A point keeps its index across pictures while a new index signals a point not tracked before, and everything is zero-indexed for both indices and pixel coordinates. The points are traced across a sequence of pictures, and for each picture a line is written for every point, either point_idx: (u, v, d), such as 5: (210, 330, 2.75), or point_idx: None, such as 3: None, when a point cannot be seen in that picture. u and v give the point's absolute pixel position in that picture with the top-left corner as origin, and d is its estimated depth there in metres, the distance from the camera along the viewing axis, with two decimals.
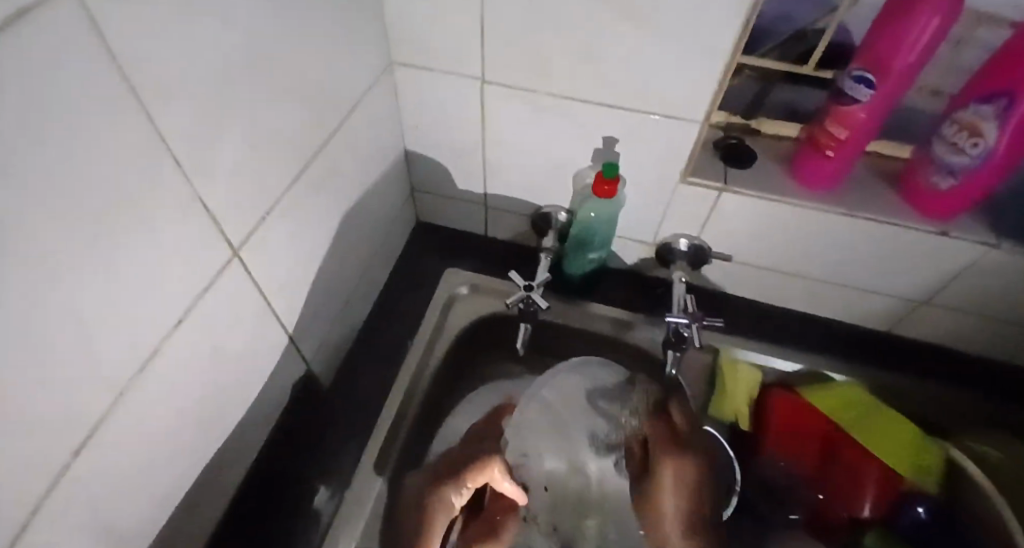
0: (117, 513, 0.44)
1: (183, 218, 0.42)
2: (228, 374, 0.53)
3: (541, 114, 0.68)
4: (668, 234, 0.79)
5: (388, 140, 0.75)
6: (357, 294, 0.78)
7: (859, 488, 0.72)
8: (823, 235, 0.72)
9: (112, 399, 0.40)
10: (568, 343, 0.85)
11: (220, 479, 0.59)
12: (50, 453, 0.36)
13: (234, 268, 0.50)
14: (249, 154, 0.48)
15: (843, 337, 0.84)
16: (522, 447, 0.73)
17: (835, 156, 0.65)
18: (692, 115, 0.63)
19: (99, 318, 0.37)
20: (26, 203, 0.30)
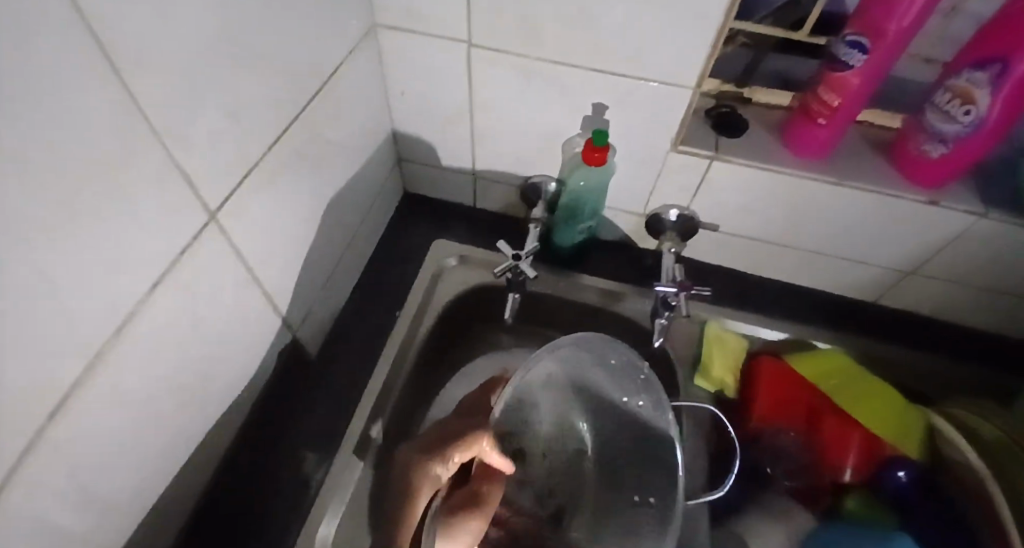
0: (98, 481, 0.43)
1: (159, 183, 0.41)
2: (210, 342, 0.52)
3: (530, 80, 0.67)
4: (658, 205, 0.78)
5: (373, 107, 0.73)
6: (343, 265, 0.77)
7: (842, 452, 0.73)
8: (814, 204, 0.71)
9: (87, 366, 0.39)
10: (557, 314, 0.85)
11: (205, 448, 0.58)
12: (23, 418, 0.35)
13: (213, 234, 0.48)
14: (228, 119, 0.47)
15: (829, 307, 0.84)
16: (520, 415, 0.69)
17: (827, 124, 0.64)
18: (685, 80, 0.61)
19: (71, 283, 0.36)
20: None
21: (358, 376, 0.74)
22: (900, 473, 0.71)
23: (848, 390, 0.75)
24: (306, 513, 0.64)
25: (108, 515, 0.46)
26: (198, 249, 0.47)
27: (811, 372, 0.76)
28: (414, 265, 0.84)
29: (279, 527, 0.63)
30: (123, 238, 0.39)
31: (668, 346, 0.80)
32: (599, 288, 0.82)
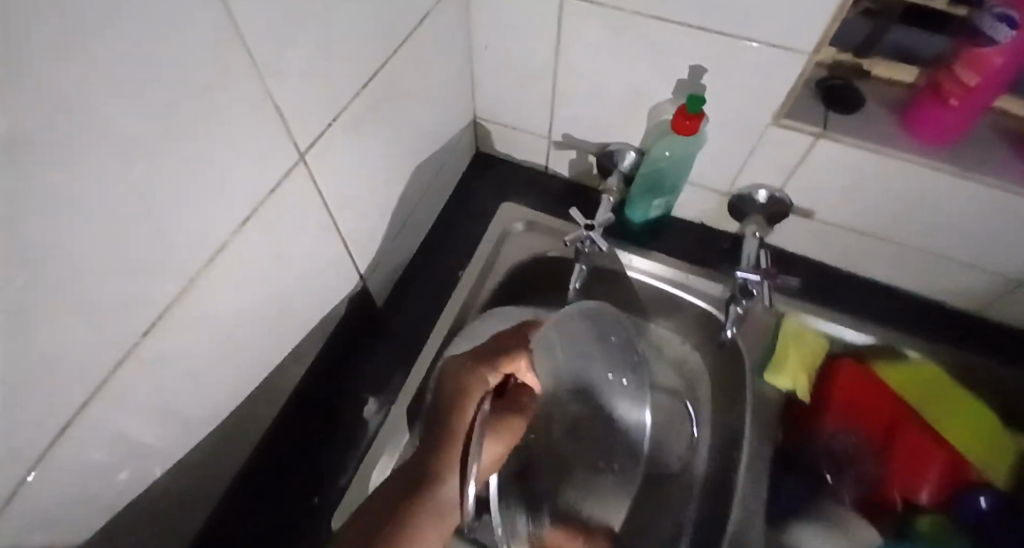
0: (178, 399, 0.45)
1: (253, 116, 0.41)
2: (290, 280, 0.53)
3: (623, 37, 0.62)
4: (747, 185, 0.73)
5: (455, 58, 0.70)
6: (413, 218, 0.76)
7: (921, 472, 0.68)
8: (927, 197, 0.64)
9: (182, 286, 0.40)
10: (623, 289, 0.82)
11: (274, 383, 0.60)
12: (119, 330, 0.36)
13: (300, 172, 0.48)
14: (320, 56, 0.45)
15: (924, 313, 0.77)
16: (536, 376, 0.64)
17: (958, 106, 0.58)
18: (800, 46, 0.55)
19: (169, 205, 0.36)
20: (97, 80, 0.28)
21: (422, 330, 0.74)
22: (981, 499, 0.65)
23: (938, 404, 0.68)
24: (362, 452, 0.66)
25: (185, 431, 0.48)
26: (287, 186, 0.47)
27: (900, 382, 0.70)
28: (482, 226, 0.83)
29: (336, 461, 0.65)
30: (216, 166, 0.39)
31: (739, 337, 0.75)
32: (676, 270, 0.78)
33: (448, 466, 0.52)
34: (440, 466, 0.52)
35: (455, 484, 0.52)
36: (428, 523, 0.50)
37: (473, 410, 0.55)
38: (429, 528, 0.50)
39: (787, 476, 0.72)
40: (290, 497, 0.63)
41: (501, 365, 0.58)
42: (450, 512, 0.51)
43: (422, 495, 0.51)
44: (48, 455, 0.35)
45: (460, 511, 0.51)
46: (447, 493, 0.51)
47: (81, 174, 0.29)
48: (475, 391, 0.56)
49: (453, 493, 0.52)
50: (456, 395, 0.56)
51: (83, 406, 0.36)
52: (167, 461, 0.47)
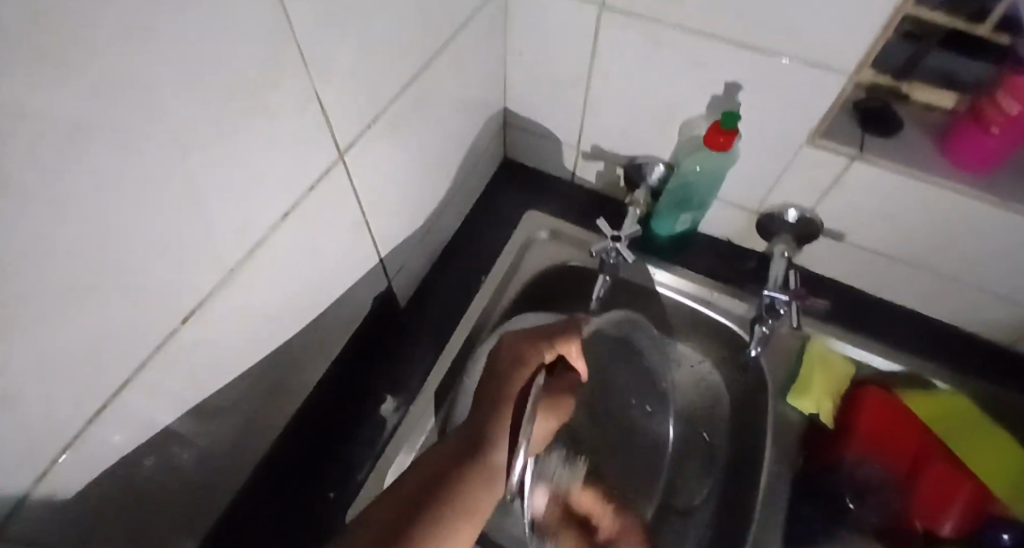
0: (206, 390, 0.45)
1: (300, 113, 0.41)
2: (321, 276, 0.54)
3: (661, 50, 0.62)
4: (777, 204, 0.73)
5: (491, 65, 0.71)
6: (440, 222, 0.77)
7: (945, 502, 0.66)
8: (963, 225, 0.63)
9: (221, 277, 0.41)
10: (645, 303, 0.82)
11: (298, 379, 0.61)
12: (159, 317, 0.37)
13: (338, 171, 0.49)
14: (365, 57, 0.46)
15: (954, 344, 0.75)
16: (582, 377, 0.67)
17: (999, 134, 0.56)
18: (840, 67, 0.55)
19: (216, 197, 0.37)
20: (160, 72, 0.29)
21: (443, 334, 0.75)
22: (1004, 534, 0.63)
23: (964, 435, 0.67)
24: (378, 453, 0.66)
25: (211, 421, 0.49)
26: (325, 184, 0.48)
27: (927, 411, 0.69)
28: (508, 233, 0.83)
29: (353, 461, 0.65)
30: (261, 160, 0.40)
31: (765, 358, 0.75)
32: (701, 286, 0.77)
33: (495, 432, 0.47)
34: (485, 434, 0.47)
35: (502, 450, 0.46)
36: (474, 488, 0.45)
37: (526, 380, 0.51)
38: (473, 493, 0.45)
39: (810, 499, 0.70)
40: (306, 494, 0.63)
41: (559, 342, 0.55)
42: (494, 479, 0.46)
43: (468, 460, 0.46)
44: (81, 437, 0.35)
45: (504, 478, 0.46)
46: (493, 460, 0.46)
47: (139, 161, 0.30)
48: (530, 363, 0.52)
49: (499, 460, 0.46)
50: (509, 366, 0.53)
51: (118, 390, 0.36)
52: (192, 449, 0.48)
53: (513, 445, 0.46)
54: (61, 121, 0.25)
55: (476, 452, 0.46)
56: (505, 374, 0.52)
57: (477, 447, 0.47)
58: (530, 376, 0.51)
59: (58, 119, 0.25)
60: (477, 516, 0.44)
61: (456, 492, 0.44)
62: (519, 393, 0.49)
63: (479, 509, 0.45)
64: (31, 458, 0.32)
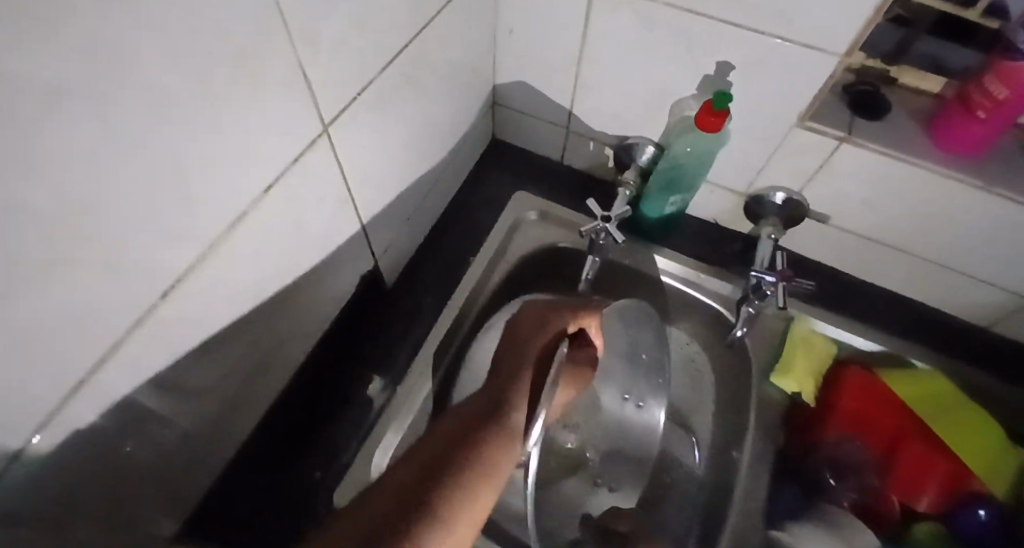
0: (186, 367, 0.45)
1: (283, 85, 0.40)
2: (305, 253, 0.53)
3: (653, 29, 0.61)
4: (764, 187, 0.73)
5: (480, 42, 0.70)
6: (427, 202, 0.76)
7: (923, 481, 0.68)
8: (945, 209, 0.64)
9: (201, 253, 0.40)
10: (632, 286, 0.82)
11: (283, 359, 0.60)
12: (136, 294, 0.36)
13: (322, 146, 0.48)
14: (351, 30, 0.45)
15: (933, 326, 0.77)
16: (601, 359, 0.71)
17: (985, 119, 0.57)
18: (833, 48, 0.55)
19: (195, 170, 0.36)
20: (135, 39, 0.28)
21: (430, 315, 0.74)
22: (980, 511, 0.65)
23: (946, 417, 0.69)
24: (366, 433, 0.66)
25: (193, 398, 0.48)
26: (309, 160, 0.47)
27: (908, 392, 0.70)
28: (496, 214, 0.83)
29: (341, 441, 0.65)
30: (243, 133, 0.38)
31: (749, 340, 0.76)
32: (689, 268, 0.77)
33: (516, 395, 0.48)
34: (508, 397, 0.48)
35: (522, 414, 0.47)
36: (494, 452, 0.44)
37: (550, 344, 0.54)
38: (494, 454, 0.44)
39: (791, 477, 0.72)
40: (293, 473, 0.63)
41: (580, 318, 0.56)
42: (514, 439, 0.45)
43: (489, 423, 0.46)
44: (59, 414, 0.35)
45: (522, 443, 0.45)
46: (513, 421, 0.46)
47: (115, 130, 0.29)
48: (553, 329, 0.55)
49: (520, 422, 0.47)
50: (537, 329, 0.56)
51: (98, 366, 0.36)
52: (175, 428, 0.48)
53: (534, 407, 0.47)
54: (41, 87, 0.24)
55: (496, 416, 0.47)
56: (528, 340, 0.55)
57: (497, 412, 0.47)
58: (551, 343, 0.54)
59: (35, 82, 0.24)
60: (497, 477, 0.44)
61: (479, 453, 0.44)
62: (541, 355, 0.53)
63: (497, 473, 0.43)
64: (7, 437, 0.32)
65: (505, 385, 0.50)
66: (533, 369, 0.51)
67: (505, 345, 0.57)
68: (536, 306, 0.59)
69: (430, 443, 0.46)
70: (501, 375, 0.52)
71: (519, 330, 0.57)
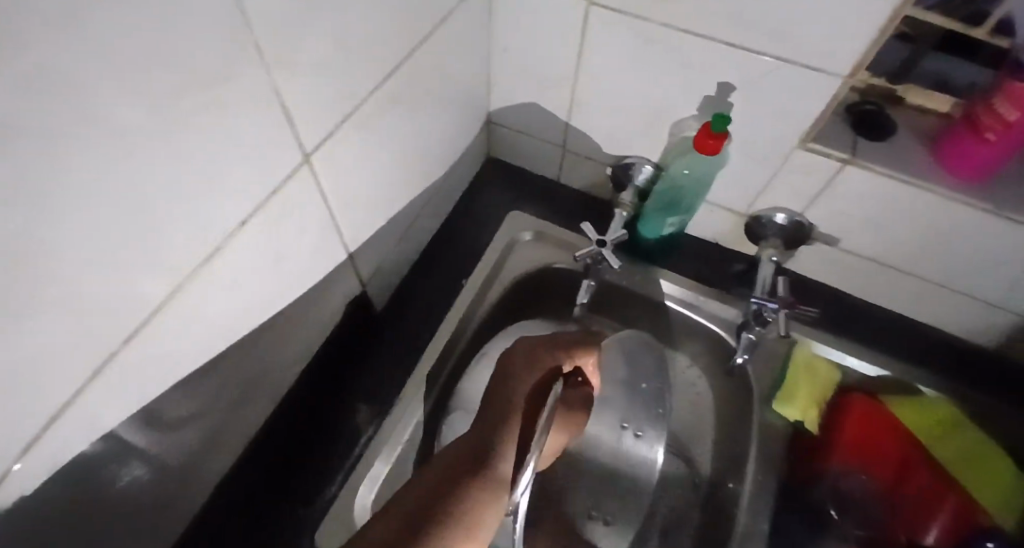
0: (161, 408, 0.43)
1: (258, 114, 0.38)
2: (287, 283, 0.51)
3: (649, 48, 0.60)
4: (765, 208, 0.71)
5: (473, 60, 0.68)
6: (418, 224, 0.74)
7: (929, 511, 0.65)
8: (952, 232, 0.62)
9: (169, 290, 0.38)
10: (630, 309, 0.80)
11: (266, 390, 0.58)
12: (96, 339, 0.34)
13: (303, 173, 0.46)
14: (335, 55, 0.43)
15: (939, 350, 0.74)
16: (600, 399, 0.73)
17: (995, 140, 0.54)
18: (835, 70, 0.53)
19: (157, 208, 0.34)
20: (84, 78, 0.26)
21: (421, 341, 0.72)
22: (989, 543, 0.60)
23: (950, 446, 0.67)
24: (350, 466, 0.64)
25: (168, 438, 0.46)
26: (290, 189, 0.45)
27: (912, 419, 0.69)
28: (490, 233, 0.81)
29: (326, 474, 0.63)
30: (214, 166, 0.37)
31: (751, 365, 0.74)
32: (690, 291, 0.75)
33: (505, 442, 0.47)
34: (495, 445, 0.47)
35: (511, 464, 0.46)
36: (480, 501, 0.43)
37: (543, 380, 0.54)
38: (479, 507, 0.42)
39: (795, 506, 0.70)
40: (276, 508, 0.61)
41: (576, 354, 0.58)
42: (500, 490, 0.44)
43: (475, 471, 0.45)
44: (13, 471, 0.32)
45: (511, 491, 0.44)
46: (500, 471, 0.45)
47: (64, 173, 0.27)
48: (547, 363, 0.56)
49: (507, 471, 0.45)
50: (527, 362, 0.55)
51: (56, 416, 0.34)
52: (150, 469, 0.46)
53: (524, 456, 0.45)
54: None
55: (483, 464, 0.45)
56: (519, 373, 0.54)
57: (483, 460, 0.46)
58: (544, 380, 0.54)
59: None
60: (480, 532, 0.42)
61: (464, 503, 0.42)
62: (535, 389, 0.53)
63: (484, 527, 0.42)
64: None
65: (504, 413, 0.50)
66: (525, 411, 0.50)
67: (496, 374, 0.56)
68: (526, 340, 0.58)
69: (415, 489, 0.44)
70: (500, 413, 0.50)
71: (513, 362, 0.56)
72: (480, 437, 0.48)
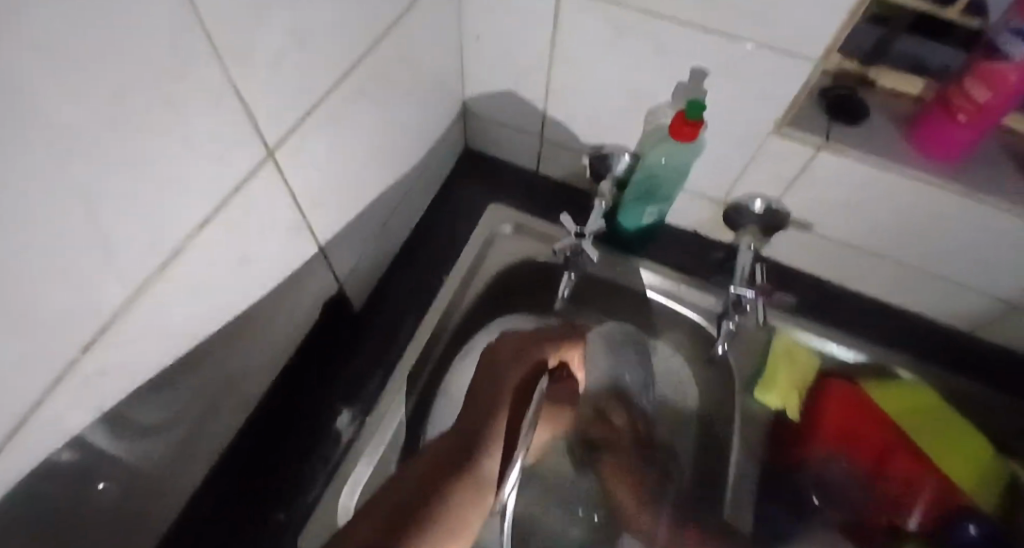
0: (129, 415, 0.41)
1: (216, 106, 0.37)
2: (257, 283, 0.50)
3: (623, 36, 0.59)
4: (742, 195, 0.71)
5: (445, 51, 0.67)
6: (395, 219, 0.73)
7: (910, 496, 0.66)
8: (927, 215, 0.62)
9: (129, 294, 0.37)
10: (612, 301, 0.80)
11: (241, 390, 0.56)
12: (52, 346, 0.32)
13: (268, 167, 0.45)
14: (296, 44, 0.42)
15: (917, 333, 0.75)
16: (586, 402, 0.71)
17: (966, 122, 0.55)
18: (809, 54, 0.53)
19: (112, 208, 0.33)
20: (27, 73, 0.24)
21: (400, 338, 0.71)
22: (970, 528, 0.62)
23: (930, 428, 0.67)
24: (332, 467, 0.63)
25: (139, 445, 0.44)
26: (254, 183, 0.44)
27: (889, 401, 0.69)
28: (469, 227, 0.80)
29: (306, 477, 0.62)
30: (172, 161, 0.35)
31: (731, 352, 0.74)
32: (671, 280, 0.75)
33: (492, 440, 0.46)
34: (481, 442, 0.46)
35: (496, 462, 0.45)
36: (462, 501, 0.42)
37: (527, 372, 0.54)
38: (465, 506, 0.42)
39: (776, 491, 0.69)
40: (253, 512, 0.60)
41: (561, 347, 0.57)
42: (489, 489, 0.44)
43: (460, 468, 0.44)
44: None
45: (496, 492, 0.44)
46: (489, 469, 0.45)
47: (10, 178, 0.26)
48: (533, 355, 0.55)
49: (495, 469, 0.45)
50: (513, 354, 0.55)
51: (16, 428, 0.32)
52: (122, 478, 0.44)
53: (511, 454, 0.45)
54: None
55: (466, 464, 0.44)
56: (506, 369, 0.54)
57: (469, 457, 0.45)
58: (529, 374, 0.54)
59: None
60: (467, 530, 0.42)
61: (450, 503, 0.42)
62: (519, 386, 0.52)
63: (468, 526, 0.42)
64: None
65: (487, 409, 0.49)
66: (512, 405, 0.50)
67: (482, 366, 0.55)
68: (512, 335, 0.58)
69: (393, 487, 0.42)
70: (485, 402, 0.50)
71: (498, 355, 0.55)
72: (467, 431, 0.47)
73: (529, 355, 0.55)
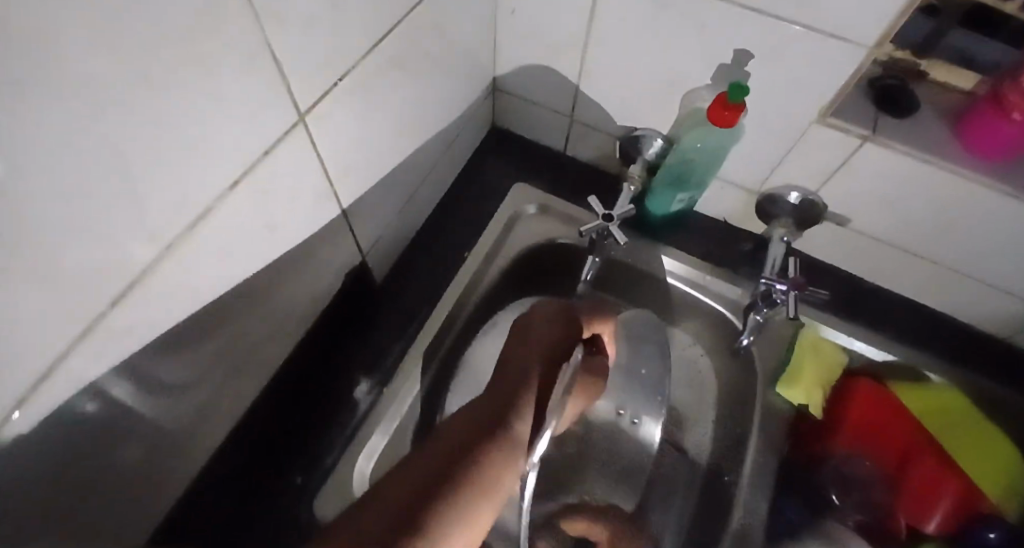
0: (153, 374, 0.42)
1: (247, 67, 0.36)
2: (284, 249, 0.50)
3: (663, 12, 0.57)
4: (777, 185, 0.69)
5: (477, 22, 0.65)
6: (419, 194, 0.72)
7: (931, 500, 0.65)
8: (971, 214, 0.59)
9: (154, 256, 0.36)
10: (634, 286, 0.79)
11: (262, 357, 0.57)
12: (78, 300, 0.32)
13: (297, 134, 0.44)
14: (329, 7, 0.41)
15: (949, 336, 0.73)
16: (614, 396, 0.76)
17: (1022, 120, 0.51)
18: (861, 38, 0.50)
19: (138, 165, 0.32)
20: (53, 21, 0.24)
21: (419, 316, 0.71)
22: (991, 533, 0.60)
23: (957, 434, 0.66)
24: (349, 437, 0.63)
25: (162, 404, 0.45)
26: (283, 150, 0.43)
27: (915, 404, 0.68)
28: (493, 206, 0.79)
29: (323, 445, 0.62)
30: (200, 121, 0.35)
31: (755, 346, 0.73)
32: (693, 269, 0.74)
33: (520, 406, 0.46)
34: (513, 405, 0.46)
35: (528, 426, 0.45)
36: (497, 464, 0.42)
37: (552, 351, 0.52)
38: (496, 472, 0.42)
39: (794, 490, 0.69)
40: (270, 477, 0.60)
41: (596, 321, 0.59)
42: (516, 453, 0.43)
43: (488, 437, 0.43)
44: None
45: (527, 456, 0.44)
46: (518, 433, 0.44)
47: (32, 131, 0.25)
48: (563, 330, 0.54)
49: (524, 435, 0.45)
50: (542, 324, 0.54)
51: (37, 382, 0.32)
52: (143, 435, 0.45)
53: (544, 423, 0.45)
54: None
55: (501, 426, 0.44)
56: (532, 342, 0.52)
57: (502, 421, 0.45)
58: (556, 350, 0.52)
59: None
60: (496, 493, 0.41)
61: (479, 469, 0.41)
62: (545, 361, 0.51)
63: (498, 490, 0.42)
64: None
65: (517, 382, 0.48)
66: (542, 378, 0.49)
67: (513, 339, 0.54)
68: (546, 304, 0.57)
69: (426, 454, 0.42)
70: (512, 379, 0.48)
71: (526, 326, 0.55)
72: (497, 400, 0.47)
73: (553, 330, 0.54)
